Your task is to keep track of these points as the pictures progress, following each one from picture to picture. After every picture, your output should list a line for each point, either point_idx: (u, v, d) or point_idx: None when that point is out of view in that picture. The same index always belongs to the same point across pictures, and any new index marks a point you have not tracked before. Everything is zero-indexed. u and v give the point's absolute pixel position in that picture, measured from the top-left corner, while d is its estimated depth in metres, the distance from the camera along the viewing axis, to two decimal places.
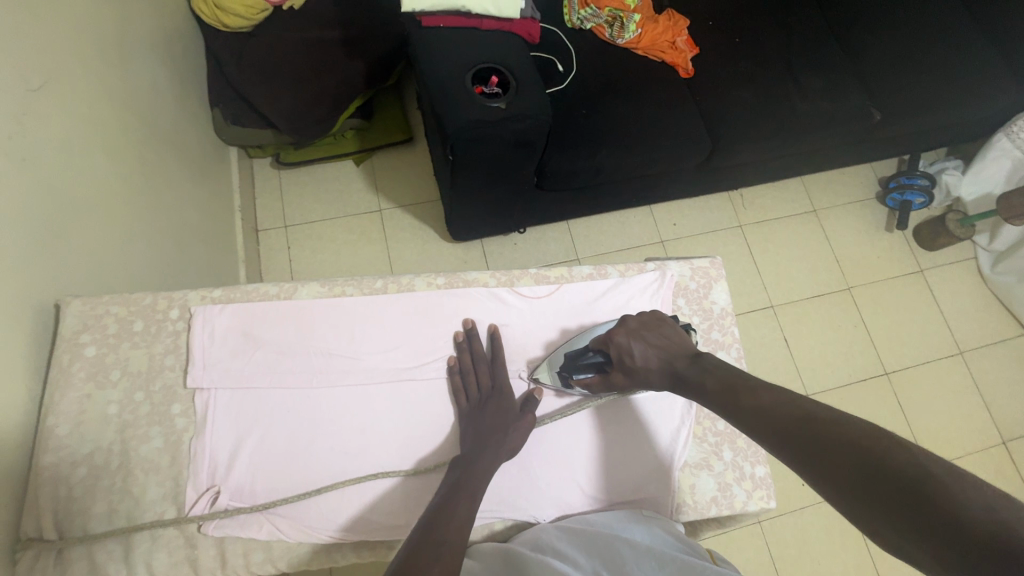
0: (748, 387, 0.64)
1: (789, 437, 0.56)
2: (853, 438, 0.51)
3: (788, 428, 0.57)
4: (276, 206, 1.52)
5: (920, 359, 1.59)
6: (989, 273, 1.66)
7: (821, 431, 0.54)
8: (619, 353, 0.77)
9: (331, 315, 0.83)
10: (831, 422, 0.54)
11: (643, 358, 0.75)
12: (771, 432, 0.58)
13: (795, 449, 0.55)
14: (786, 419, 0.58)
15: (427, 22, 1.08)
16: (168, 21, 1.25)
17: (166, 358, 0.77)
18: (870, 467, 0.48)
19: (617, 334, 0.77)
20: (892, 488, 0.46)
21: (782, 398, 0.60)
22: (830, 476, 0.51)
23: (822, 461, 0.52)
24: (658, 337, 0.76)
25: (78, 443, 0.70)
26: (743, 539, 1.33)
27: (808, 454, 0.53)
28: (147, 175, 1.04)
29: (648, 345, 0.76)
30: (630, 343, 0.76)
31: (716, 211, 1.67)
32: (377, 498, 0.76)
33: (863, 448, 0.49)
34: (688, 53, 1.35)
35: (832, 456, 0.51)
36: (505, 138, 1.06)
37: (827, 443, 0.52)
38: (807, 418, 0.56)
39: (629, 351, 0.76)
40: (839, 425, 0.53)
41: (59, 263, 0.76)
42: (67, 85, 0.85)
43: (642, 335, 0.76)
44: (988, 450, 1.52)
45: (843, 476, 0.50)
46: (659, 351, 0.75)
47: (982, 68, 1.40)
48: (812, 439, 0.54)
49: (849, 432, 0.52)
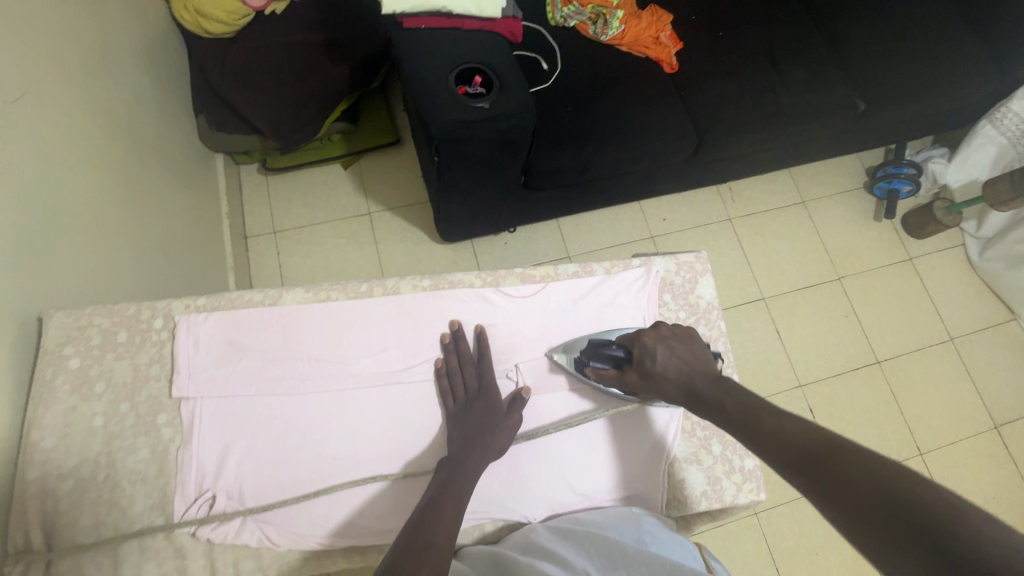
0: (767, 412, 0.64)
1: (806, 465, 0.55)
2: (874, 470, 0.50)
3: (807, 454, 0.56)
4: (264, 212, 1.51)
5: (911, 347, 1.60)
6: (977, 259, 1.67)
7: (840, 459, 0.53)
8: (642, 354, 0.77)
9: (316, 320, 0.83)
10: (852, 452, 0.53)
11: (664, 366, 0.75)
12: (787, 457, 0.57)
13: (811, 475, 0.54)
14: (805, 446, 0.57)
15: (408, 24, 1.08)
16: (148, 28, 1.24)
17: (151, 368, 0.77)
18: (890, 499, 0.47)
19: (645, 335, 0.78)
20: (911, 522, 0.45)
21: (802, 426, 0.60)
22: (845, 502, 0.50)
23: (839, 489, 0.51)
24: (685, 351, 0.76)
25: (64, 456, 0.70)
26: (739, 531, 1.34)
27: (824, 480, 0.53)
28: (131, 185, 1.04)
29: (672, 354, 0.76)
30: (655, 348, 0.76)
31: (705, 206, 1.68)
32: (367, 501, 0.76)
33: (884, 480, 0.49)
34: (673, 48, 1.35)
35: (850, 484, 0.50)
36: (489, 137, 1.06)
37: (846, 471, 0.52)
38: (828, 446, 0.55)
39: (653, 354, 0.76)
40: (861, 456, 0.52)
41: (41, 275, 0.75)
42: (45, 96, 0.84)
43: (670, 343, 0.76)
44: (980, 435, 1.53)
45: (858, 504, 0.49)
46: (683, 363, 0.75)
47: (965, 56, 1.41)
48: (831, 467, 0.53)
49: (871, 463, 0.51)
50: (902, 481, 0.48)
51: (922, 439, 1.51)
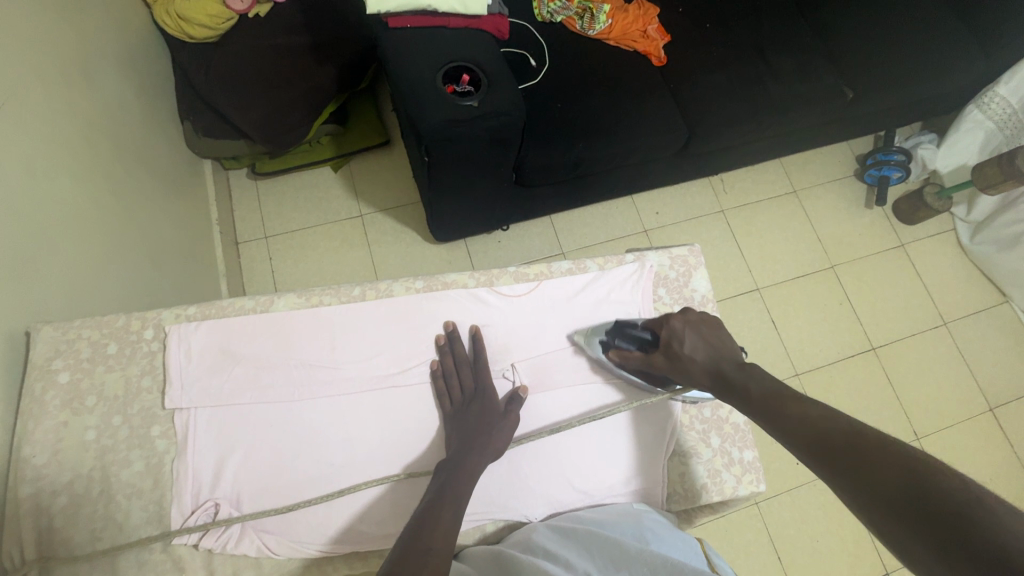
0: (795, 401, 0.64)
1: (829, 450, 0.56)
2: (894, 456, 0.50)
3: (829, 441, 0.56)
4: (255, 217, 1.50)
5: (905, 332, 1.61)
6: (968, 244, 1.68)
7: (862, 446, 0.53)
8: (669, 336, 0.80)
9: (309, 326, 0.82)
10: (875, 438, 0.53)
11: (692, 349, 0.77)
12: (810, 444, 0.58)
13: (832, 463, 0.55)
14: (828, 433, 0.57)
15: (394, 23, 1.07)
16: (130, 34, 1.22)
17: (143, 380, 0.76)
18: (906, 483, 0.47)
19: (674, 318, 0.81)
20: (928, 503, 0.45)
21: (828, 414, 0.60)
22: (865, 485, 0.50)
23: (859, 473, 0.51)
24: (712, 336, 0.78)
25: (58, 472, 0.69)
26: (741, 522, 1.34)
27: (845, 467, 0.53)
28: (117, 195, 1.02)
29: (699, 339, 0.78)
30: (683, 330, 0.79)
31: (698, 197, 1.68)
32: (366, 506, 0.75)
33: (903, 466, 0.49)
34: (660, 41, 1.34)
35: (870, 469, 0.50)
36: (479, 136, 1.05)
37: (867, 457, 0.52)
38: (852, 433, 0.55)
39: (681, 337, 0.79)
40: (884, 443, 0.52)
41: (28, 288, 0.74)
42: (26, 107, 0.83)
43: (697, 327, 0.79)
44: (976, 418, 1.54)
45: (876, 488, 0.49)
46: (709, 348, 0.77)
47: (951, 41, 1.41)
48: (853, 454, 0.53)
49: (892, 450, 0.51)
50: (920, 466, 0.48)
51: (919, 423, 1.52)
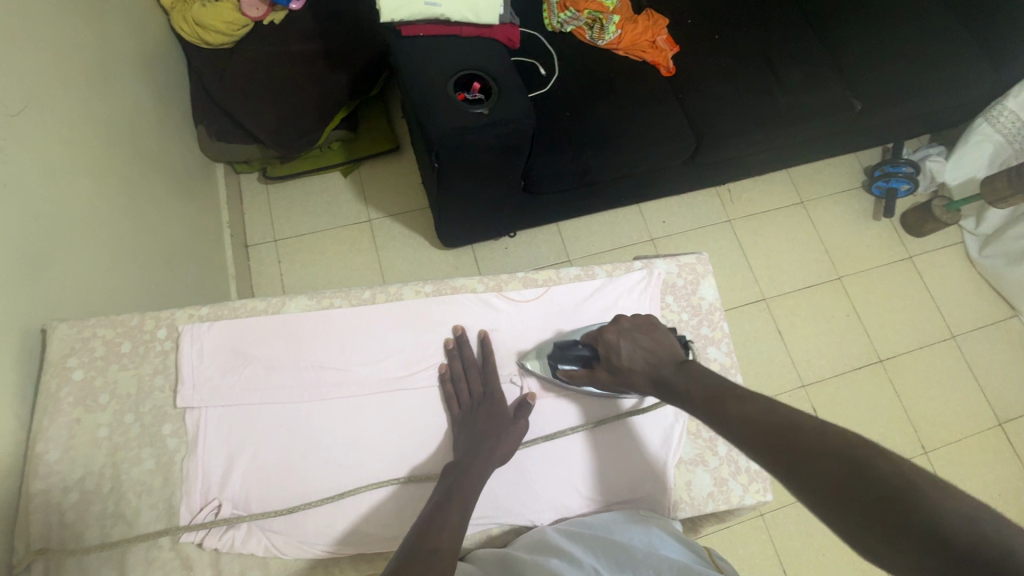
0: (733, 395, 0.63)
1: (768, 442, 0.56)
2: (836, 449, 0.51)
3: (770, 433, 0.56)
4: (265, 221, 1.52)
5: (913, 345, 1.60)
6: (977, 256, 1.68)
7: (801, 438, 0.54)
8: (606, 350, 0.77)
9: (320, 328, 0.83)
10: (813, 430, 0.54)
11: (630, 359, 0.75)
12: (752, 437, 0.58)
13: (772, 453, 0.55)
14: (766, 424, 0.58)
15: (406, 32, 1.08)
16: (148, 40, 1.25)
17: (155, 379, 0.77)
18: (852, 478, 0.48)
19: (607, 332, 0.78)
20: (874, 494, 0.46)
21: (764, 403, 0.60)
22: (811, 479, 0.51)
23: (803, 466, 0.52)
24: (648, 340, 0.76)
25: (69, 468, 0.70)
26: (746, 533, 1.34)
27: (791, 463, 0.53)
28: (132, 197, 1.04)
29: (636, 346, 0.76)
30: (618, 342, 0.76)
31: (705, 207, 1.68)
32: (373, 508, 0.75)
33: (845, 460, 0.49)
34: (669, 52, 1.36)
35: (815, 467, 0.51)
36: (489, 143, 1.06)
37: (808, 449, 0.52)
38: (788, 424, 0.56)
39: (618, 349, 0.76)
40: (822, 432, 0.53)
41: (45, 287, 0.76)
42: (47, 108, 0.85)
43: (632, 335, 0.76)
44: (984, 432, 1.53)
45: (825, 485, 0.49)
46: (647, 354, 0.75)
47: (959, 55, 1.42)
48: (792, 444, 0.54)
49: (831, 439, 0.52)
50: (862, 458, 0.49)
51: (926, 437, 1.51)
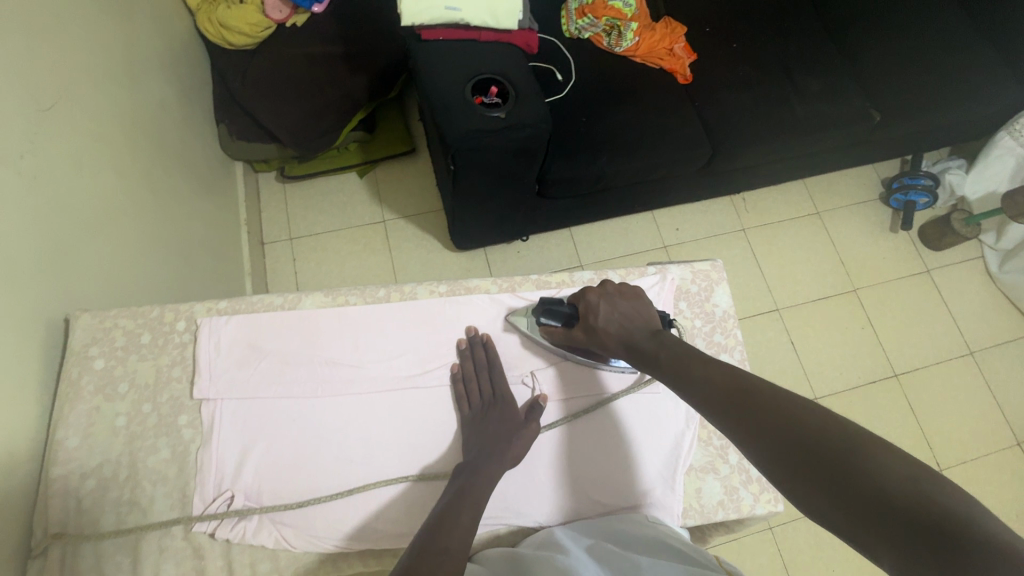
0: (699, 362, 0.66)
1: (727, 406, 0.59)
2: (792, 414, 0.53)
3: (729, 398, 0.59)
4: (281, 219, 1.54)
5: (929, 360, 1.57)
6: (997, 272, 1.65)
7: (758, 401, 0.56)
8: (586, 309, 0.79)
9: (334, 324, 0.84)
10: (772, 396, 0.56)
11: (606, 320, 0.77)
12: (712, 401, 0.60)
13: (731, 416, 0.58)
14: (728, 389, 0.60)
15: (426, 35, 1.10)
16: (174, 39, 1.27)
17: (173, 370, 0.78)
18: (804, 440, 0.50)
19: (590, 291, 0.79)
20: (821, 455, 0.48)
21: (728, 370, 0.63)
22: (763, 440, 0.53)
23: (757, 427, 0.54)
24: (627, 307, 0.77)
25: (87, 455, 0.71)
26: (755, 547, 1.32)
27: (746, 424, 0.56)
28: (154, 191, 1.06)
29: (614, 309, 0.77)
30: (598, 303, 0.78)
31: (719, 216, 1.68)
32: (382, 505, 0.76)
33: (800, 423, 0.52)
34: (686, 59, 1.36)
35: (769, 427, 0.53)
36: (505, 146, 1.07)
37: (763, 412, 0.55)
38: (747, 389, 0.58)
39: (597, 310, 0.78)
40: (778, 397, 0.55)
41: (70, 278, 0.78)
42: (75, 104, 0.87)
43: (613, 300, 0.78)
44: (1002, 452, 1.50)
45: (778, 446, 0.52)
46: (625, 319, 0.76)
47: (982, 67, 1.40)
48: (750, 408, 0.56)
49: (787, 404, 0.54)
50: (816, 424, 0.51)
51: (941, 454, 1.48)
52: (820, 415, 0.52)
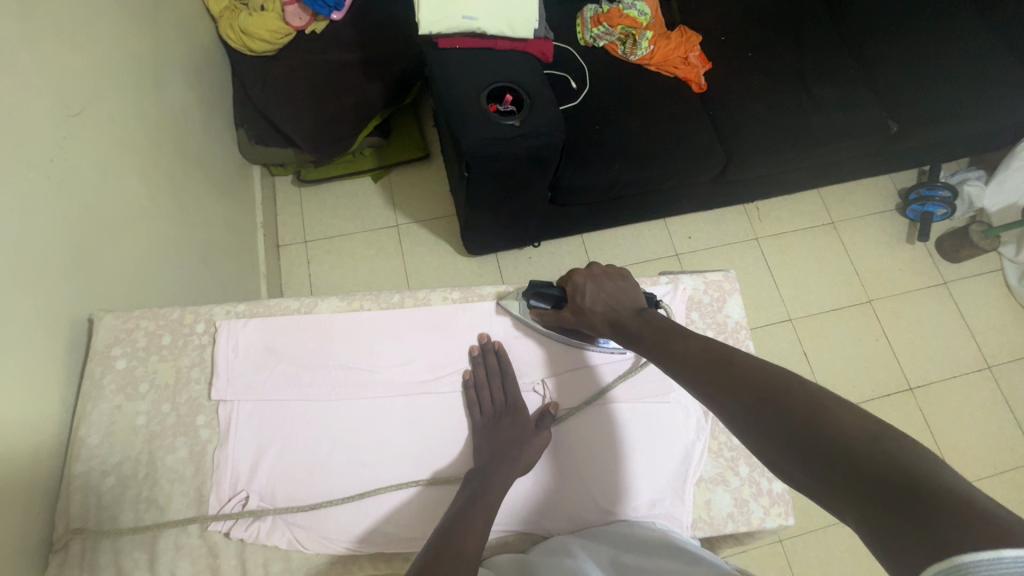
0: (679, 335, 0.67)
1: (701, 372, 0.60)
2: (765, 378, 0.54)
3: (704, 364, 0.61)
4: (297, 222, 1.56)
5: (945, 373, 1.55)
6: (1017, 285, 1.63)
7: (731, 366, 0.58)
8: (573, 291, 0.81)
9: (349, 329, 0.85)
10: (749, 364, 0.57)
11: (592, 301, 0.79)
12: (687, 369, 0.62)
13: (704, 379, 0.59)
14: (703, 357, 0.62)
15: (443, 44, 1.11)
16: (197, 45, 1.30)
17: (192, 371, 0.80)
18: (777, 404, 0.51)
19: (577, 274, 0.82)
20: (786, 410, 0.50)
21: (703, 341, 0.64)
22: (733, 399, 0.55)
23: (727, 388, 0.56)
24: (612, 287, 0.80)
25: (108, 453, 0.73)
26: (764, 559, 1.31)
27: (716, 386, 0.57)
28: (175, 194, 1.08)
29: (600, 290, 0.80)
30: (585, 284, 0.80)
31: (731, 224, 1.67)
32: (394, 509, 0.77)
33: (773, 389, 0.52)
34: (701, 68, 1.36)
35: (740, 387, 0.55)
36: (519, 154, 1.08)
37: (734, 373, 0.57)
38: (720, 356, 0.60)
39: (582, 291, 0.80)
40: (749, 362, 0.57)
41: (95, 279, 0.80)
42: (102, 109, 0.90)
43: (600, 280, 0.81)
44: (1020, 469, 1.47)
45: (752, 412, 0.53)
46: (610, 300, 0.79)
47: (1003, 78, 1.38)
48: (722, 372, 0.58)
49: (758, 367, 0.56)
50: (790, 389, 0.52)
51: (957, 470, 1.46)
52: (795, 381, 0.52)
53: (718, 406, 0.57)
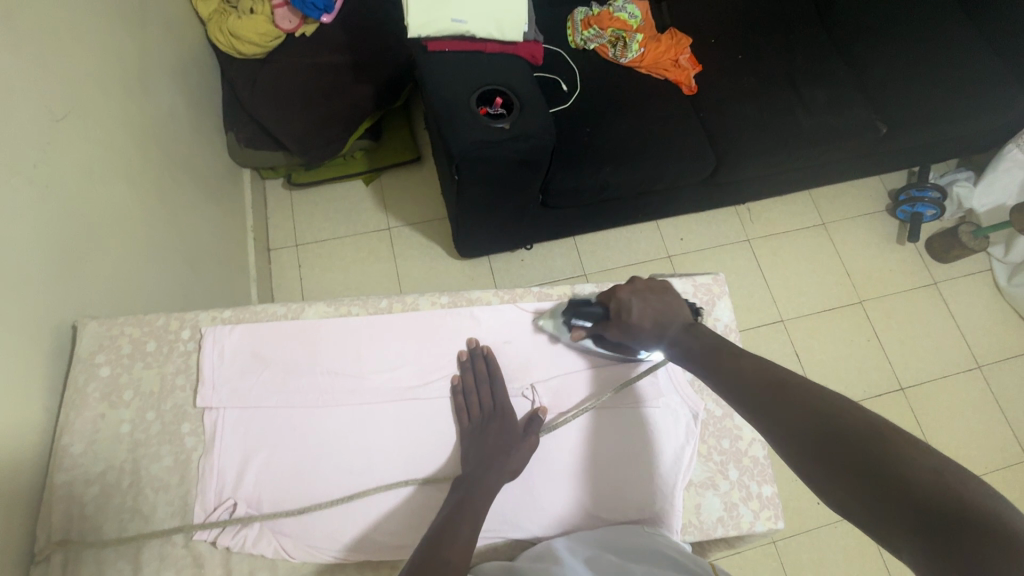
0: (731, 354, 0.67)
1: (753, 394, 0.61)
2: (822, 410, 0.54)
3: (756, 387, 0.61)
4: (288, 226, 1.55)
5: (936, 373, 1.56)
6: (1006, 285, 1.64)
7: (784, 392, 0.59)
8: (618, 309, 0.79)
9: (337, 335, 0.85)
10: (803, 389, 0.58)
11: (640, 317, 0.77)
12: (738, 392, 0.63)
13: (754, 403, 0.61)
14: (756, 380, 0.62)
15: (432, 47, 1.11)
16: (185, 48, 1.29)
17: (177, 378, 0.79)
18: (832, 433, 0.52)
19: (620, 291, 0.80)
20: (842, 442, 0.51)
21: (756, 362, 0.65)
22: (784, 425, 0.56)
23: (779, 414, 0.57)
24: (658, 301, 0.78)
25: (91, 462, 0.72)
26: (758, 561, 1.31)
27: (769, 410, 0.59)
28: (162, 199, 1.07)
29: (647, 305, 0.78)
30: (630, 301, 0.78)
31: (723, 226, 1.67)
32: (381, 516, 0.76)
33: (830, 418, 0.53)
34: (691, 71, 1.37)
35: (794, 415, 0.56)
36: (509, 157, 1.08)
37: (788, 399, 0.58)
38: (772, 380, 0.61)
39: (628, 308, 0.78)
40: (804, 388, 0.58)
41: (78, 286, 0.79)
42: (87, 114, 0.89)
43: (645, 295, 0.79)
44: (1010, 468, 1.48)
45: (801, 435, 0.54)
46: (658, 314, 0.77)
47: (991, 80, 1.39)
48: (773, 398, 0.59)
49: (813, 396, 0.56)
50: (844, 417, 0.53)
51: None
52: (851, 411, 0.53)
53: (767, 429, 0.59)
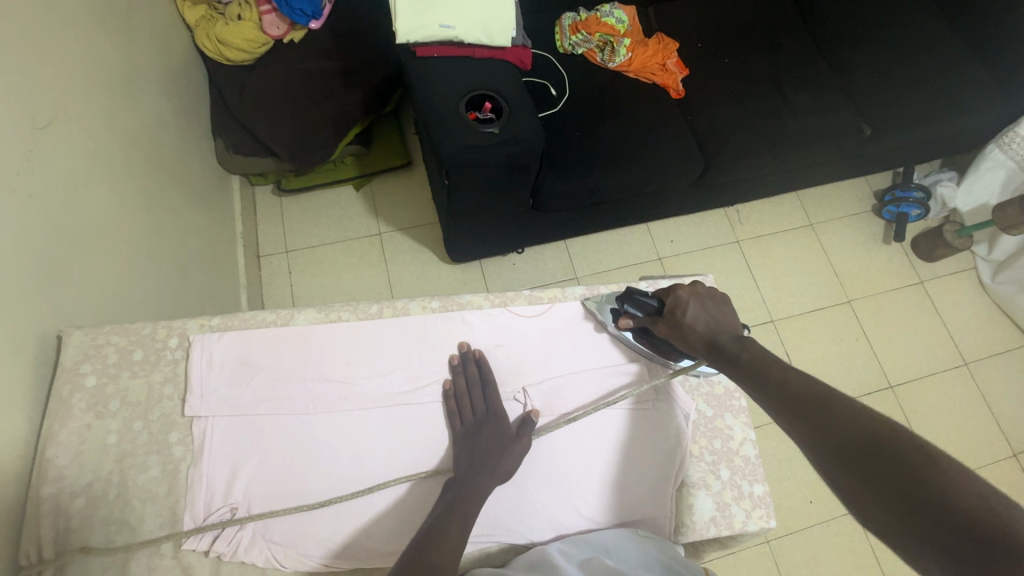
0: (774, 365, 0.68)
1: (793, 405, 0.63)
2: (866, 428, 0.55)
3: (798, 398, 0.62)
4: (277, 233, 1.54)
5: (924, 371, 1.58)
6: (990, 283, 1.66)
7: (827, 406, 0.59)
8: (674, 304, 0.81)
9: (328, 341, 0.84)
10: (848, 405, 0.58)
11: (693, 318, 0.79)
12: (778, 400, 0.64)
13: (794, 413, 0.62)
14: (797, 392, 0.63)
15: (421, 52, 1.11)
16: (171, 55, 1.29)
17: (165, 387, 0.78)
18: (875, 452, 0.53)
19: (681, 288, 0.81)
20: (884, 460, 0.52)
21: (799, 375, 0.65)
22: (823, 438, 0.57)
23: (819, 426, 0.59)
24: (716, 310, 0.80)
25: (77, 474, 0.71)
26: (753, 561, 1.31)
27: (809, 423, 0.60)
28: (149, 206, 1.06)
29: (703, 310, 0.80)
30: (687, 300, 0.80)
31: (713, 227, 1.69)
32: (371, 521, 0.76)
33: (875, 437, 0.54)
34: (679, 75, 1.38)
35: (836, 429, 0.57)
36: (499, 161, 1.08)
37: (830, 412, 0.59)
38: (815, 394, 0.62)
39: (685, 307, 0.80)
40: (848, 404, 0.59)
41: (63, 295, 0.78)
42: (72, 122, 0.88)
43: (703, 300, 0.80)
44: (998, 463, 1.50)
45: (840, 449, 0.55)
46: (711, 320, 0.79)
47: (971, 83, 1.42)
48: (815, 411, 0.60)
49: (858, 413, 0.57)
50: (892, 437, 0.53)
51: None
52: (898, 432, 0.53)
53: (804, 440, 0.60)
